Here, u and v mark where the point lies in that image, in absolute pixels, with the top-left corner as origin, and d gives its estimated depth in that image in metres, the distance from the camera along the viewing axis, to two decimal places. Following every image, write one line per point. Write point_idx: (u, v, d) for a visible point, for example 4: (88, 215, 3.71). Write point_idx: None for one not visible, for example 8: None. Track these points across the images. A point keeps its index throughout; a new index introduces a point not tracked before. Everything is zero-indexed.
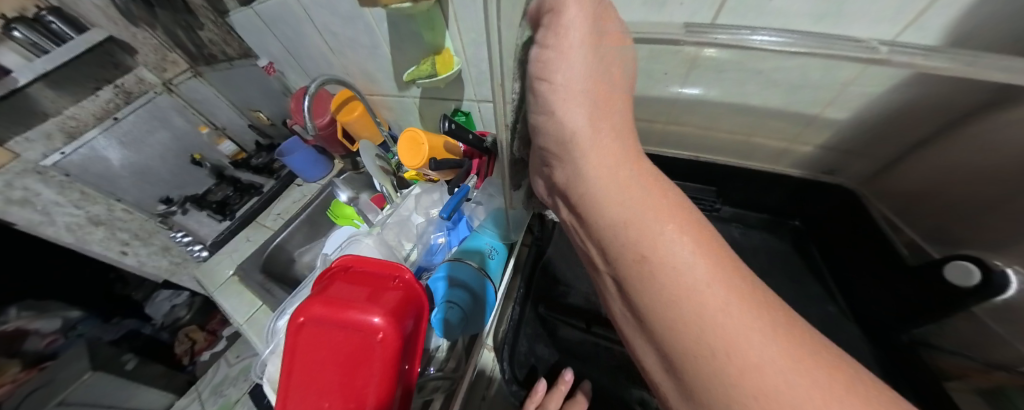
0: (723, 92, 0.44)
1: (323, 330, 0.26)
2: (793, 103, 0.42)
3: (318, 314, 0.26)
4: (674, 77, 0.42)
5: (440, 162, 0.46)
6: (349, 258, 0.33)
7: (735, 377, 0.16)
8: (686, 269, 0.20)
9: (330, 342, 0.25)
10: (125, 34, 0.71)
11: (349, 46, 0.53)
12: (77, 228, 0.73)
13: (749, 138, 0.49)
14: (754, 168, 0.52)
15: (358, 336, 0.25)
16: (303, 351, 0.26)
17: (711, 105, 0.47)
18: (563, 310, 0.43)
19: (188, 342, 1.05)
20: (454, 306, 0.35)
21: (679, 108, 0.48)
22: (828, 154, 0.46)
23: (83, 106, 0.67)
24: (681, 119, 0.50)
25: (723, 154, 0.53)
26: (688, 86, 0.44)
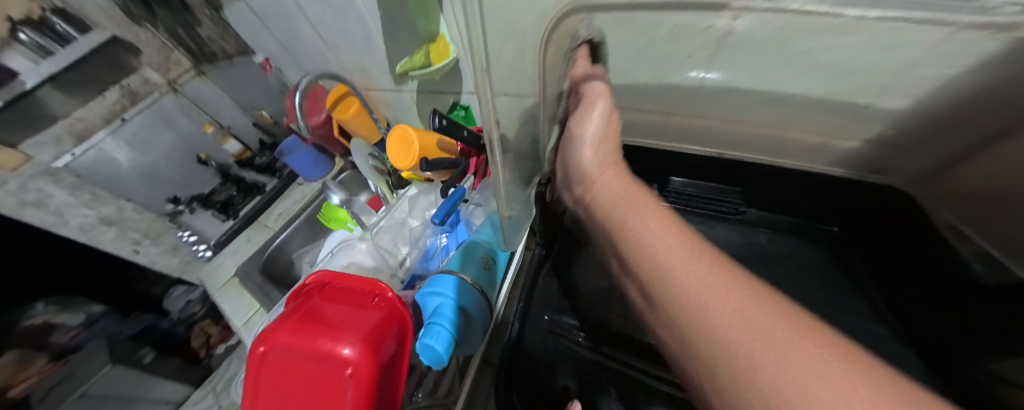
0: (752, 79, 0.38)
1: (290, 360, 0.24)
2: (839, 89, 0.35)
3: (284, 342, 0.24)
4: (699, 60, 0.37)
5: (433, 162, 0.43)
6: (328, 274, 0.31)
7: (714, 332, 0.18)
8: (678, 264, 0.23)
9: (297, 375, 0.23)
10: (128, 34, 0.70)
11: (342, 39, 0.50)
12: (91, 229, 0.72)
13: (783, 131, 0.43)
14: (784, 166, 0.45)
15: (328, 369, 0.23)
16: (268, 384, 0.24)
17: (741, 93, 0.41)
18: (563, 324, 0.41)
19: (203, 335, 0.94)
20: (439, 326, 0.30)
21: (702, 96, 0.43)
22: (875, 150, 0.40)
23: (90, 109, 0.67)
24: (702, 110, 0.44)
25: (753, 150, 0.46)
26: (715, 71, 0.38)
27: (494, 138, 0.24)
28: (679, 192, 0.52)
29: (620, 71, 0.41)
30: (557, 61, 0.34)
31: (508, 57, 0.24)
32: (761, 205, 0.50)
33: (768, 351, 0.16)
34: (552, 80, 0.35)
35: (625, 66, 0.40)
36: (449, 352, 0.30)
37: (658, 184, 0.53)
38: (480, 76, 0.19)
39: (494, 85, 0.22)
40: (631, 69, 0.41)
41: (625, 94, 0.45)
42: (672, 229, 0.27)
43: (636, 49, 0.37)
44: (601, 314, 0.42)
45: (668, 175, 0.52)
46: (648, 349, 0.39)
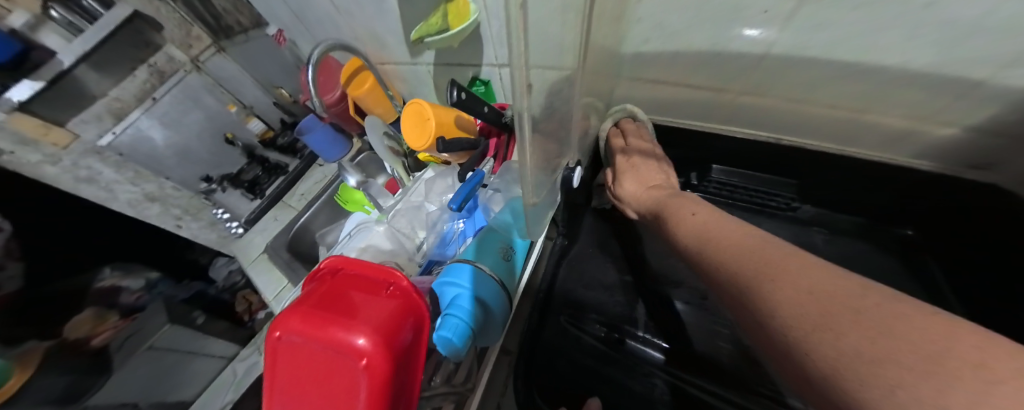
0: (832, 43, 0.29)
1: (303, 346, 0.23)
2: (947, 65, 0.26)
3: (295, 330, 0.23)
4: (777, 17, 0.28)
5: (450, 143, 0.40)
6: (340, 258, 0.30)
7: (833, 371, 0.15)
8: (766, 272, 0.21)
9: (312, 362, 0.23)
10: (149, 8, 0.68)
11: (353, 2, 0.45)
12: (137, 204, 0.76)
13: (861, 114, 0.34)
14: (852, 156, 0.38)
15: (343, 357, 0.22)
16: (285, 368, 0.23)
17: (825, 65, 0.31)
18: (583, 315, 0.40)
19: (245, 303, 1.04)
20: (454, 318, 0.29)
21: (767, 73, 0.34)
22: (985, 140, 0.30)
23: (124, 88, 0.68)
24: (763, 88, 0.36)
25: (818, 137, 0.39)
26: (794, 38, 0.30)
27: (524, 113, 0.20)
28: (720, 187, 0.49)
29: (668, 31, 0.33)
30: (602, 23, 0.29)
31: (547, 16, 0.19)
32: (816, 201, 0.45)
33: (889, 368, 0.13)
34: (595, 45, 0.30)
35: (677, 28, 0.33)
36: (469, 342, 0.29)
37: (696, 172, 0.50)
38: (515, 43, 0.15)
39: (529, 52, 0.18)
40: (681, 29, 0.33)
41: (671, 63, 0.38)
42: (754, 241, 0.25)
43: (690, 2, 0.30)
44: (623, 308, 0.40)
45: (709, 162, 0.48)
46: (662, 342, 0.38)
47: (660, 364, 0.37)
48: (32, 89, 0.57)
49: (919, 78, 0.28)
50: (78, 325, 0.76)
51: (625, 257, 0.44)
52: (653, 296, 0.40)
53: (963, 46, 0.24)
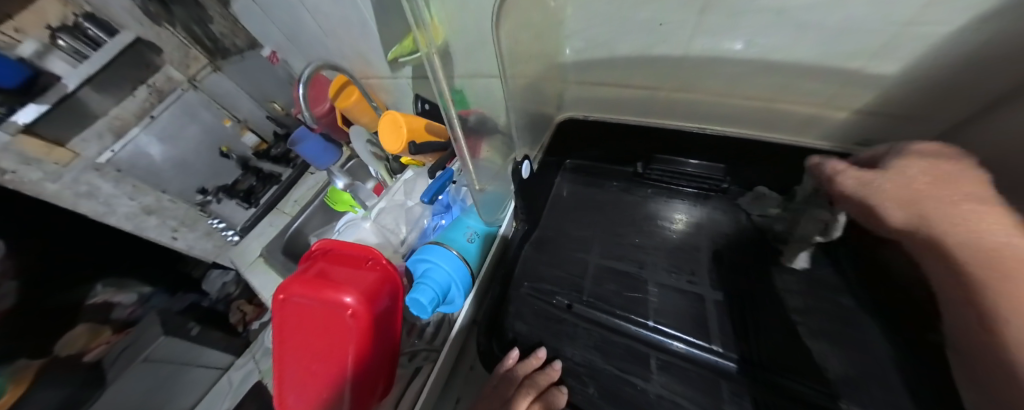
0: (734, 42, 0.30)
1: (306, 307, 0.30)
2: (840, 64, 0.27)
3: (296, 295, 0.30)
4: (678, 28, 0.30)
5: (422, 145, 0.45)
6: (330, 240, 0.35)
7: None
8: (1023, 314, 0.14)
9: (313, 317, 0.30)
10: (150, 34, 0.75)
11: (339, 25, 0.52)
12: (134, 217, 0.79)
13: (772, 103, 0.34)
14: (769, 141, 0.37)
15: (337, 313, 0.29)
16: (291, 323, 0.30)
17: (736, 59, 0.31)
18: (543, 288, 0.39)
19: (240, 312, 1.03)
20: (424, 286, 0.35)
21: (688, 69, 0.35)
22: (875, 123, 0.31)
23: (125, 107, 0.74)
24: (692, 84, 0.36)
25: (742, 124, 0.39)
26: (700, 40, 0.31)
27: (454, 118, 0.30)
28: (663, 169, 0.44)
29: (595, 43, 0.36)
30: (521, 34, 0.33)
31: (452, 20, 0.26)
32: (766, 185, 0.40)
33: None
34: (526, 57, 0.36)
35: (604, 40, 0.35)
36: (434, 306, 0.34)
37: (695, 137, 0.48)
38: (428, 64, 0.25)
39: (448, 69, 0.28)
40: (607, 39, 0.35)
41: (605, 68, 0.39)
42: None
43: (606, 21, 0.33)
44: (577, 279, 0.39)
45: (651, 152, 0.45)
46: (626, 312, 0.35)
47: (662, 346, 0.33)
48: (38, 111, 0.62)
49: (812, 70, 0.29)
50: (74, 340, 0.82)
51: (579, 238, 0.43)
52: (604, 268, 0.40)
53: (840, 37, 0.25)
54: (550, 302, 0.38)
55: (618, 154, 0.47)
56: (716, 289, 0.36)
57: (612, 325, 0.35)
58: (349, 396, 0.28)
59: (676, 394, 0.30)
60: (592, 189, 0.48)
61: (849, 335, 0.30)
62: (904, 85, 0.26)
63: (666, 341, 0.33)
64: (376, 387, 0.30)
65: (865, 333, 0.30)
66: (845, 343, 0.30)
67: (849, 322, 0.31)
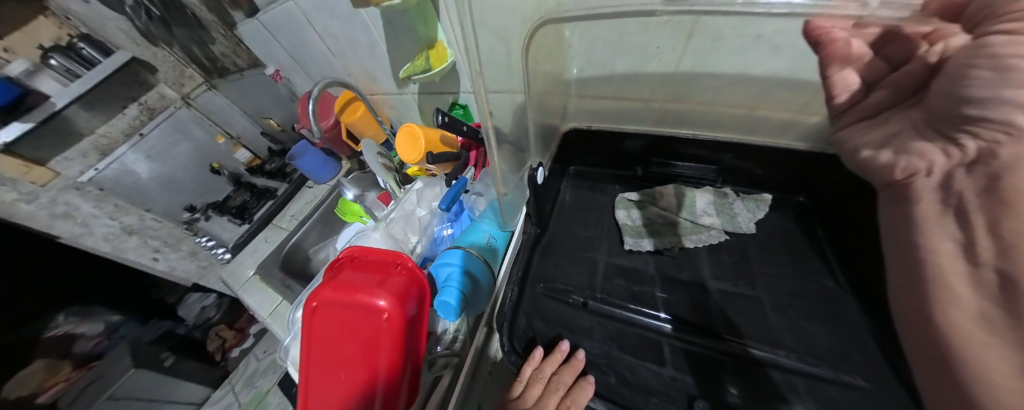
0: (716, 62, 0.35)
1: (336, 311, 0.30)
2: (802, 85, 0.33)
3: (328, 299, 0.30)
4: (670, 53, 0.36)
5: (437, 155, 0.48)
6: (356, 248, 0.36)
7: None
8: None
9: (344, 321, 0.30)
10: (146, 53, 0.75)
11: (349, 47, 0.55)
12: (114, 238, 0.74)
13: (753, 111, 0.39)
14: (756, 144, 0.41)
15: (370, 315, 0.29)
16: (320, 329, 0.30)
17: (721, 75, 0.36)
18: (557, 287, 0.40)
19: (219, 339, 1.01)
20: (450, 287, 0.36)
21: (680, 83, 0.39)
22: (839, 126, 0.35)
23: (113, 125, 0.72)
24: (683, 96, 0.41)
25: (730, 130, 0.42)
26: (688, 62, 0.36)
27: (489, 128, 0.32)
28: (661, 172, 0.48)
29: (597, 63, 0.41)
30: (539, 55, 0.37)
31: (490, 43, 0.28)
32: (762, 186, 0.45)
33: None
34: (540, 74, 0.39)
35: (606, 59, 0.39)
36: (461, 307, 0.35)
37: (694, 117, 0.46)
38: (473, 76, 0.27)
39: (486, 86, 0.29)
40: (608, 59, 0.39)
41: (606, 84, 0.43)
42: None
43: (613, 45, 0.37)
44: (590, 277, 0.41)
45: (649, 157, 0.49)
46: (637, 305, 0.37)
47: (670, 332, 0.35)
48: (21, 129, 0.60)
49: (786, 82, 0.34)
50: (27, 380, 0.73)
51: (586, 239, 0.45)
52: (612, 266, 0.42)
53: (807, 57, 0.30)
54: (565, 300, 0.39)
55: (619, 159, 0.51)
56: (716, 279, 0.39)
57: (626, 318, 0.36)
58: (381, 400, 0.28)
59: (685, 373, 0.32)
60: (595, 193, 0.51)
61: (837, 315, 0.35)
62: None
63: (670, 326, 0.35)
64: (405, 395, 0.29)
65: (849, 310, 0.35)
66: (837, 321, 0.34)
67: (838, 304, 0.36)
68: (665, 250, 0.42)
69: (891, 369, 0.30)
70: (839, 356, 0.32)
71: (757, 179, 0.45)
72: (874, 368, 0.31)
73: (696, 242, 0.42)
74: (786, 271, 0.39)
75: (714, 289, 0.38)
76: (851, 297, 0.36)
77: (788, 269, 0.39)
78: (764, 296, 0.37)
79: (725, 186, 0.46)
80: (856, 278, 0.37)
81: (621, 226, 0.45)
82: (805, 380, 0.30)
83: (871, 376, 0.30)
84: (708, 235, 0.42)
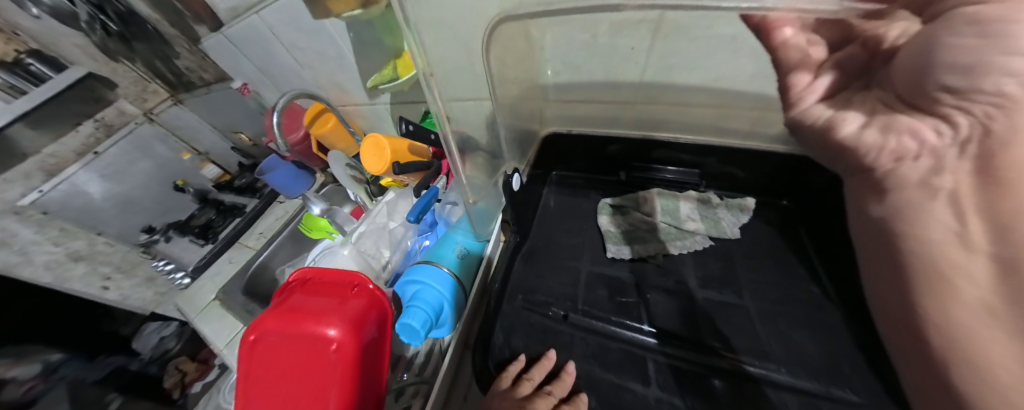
0: (684, 62, 0.34)
1: (278, 344, 0.27)
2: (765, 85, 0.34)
3: (271, 329, 0.27)
4: (642, 55, 0.35)
5: (405, 164, 0.45)
6: (310, 269, 0.33)
7: None
8: None
9: (288, 354, 0.27)
10: (105, 69, 0.72)
11: (317, 59, 0.54)
12: (56, 267, 0.65)
13: (726, 112, 0.39)
14: (734, 145, 0.41)
15: (317, 346, 0.26)
16: (260, 365, 0.27)
17: (693, 78, 0.36)
18: (537, 299, 0.37)
19: (178, 373, 0.83)
20: (416, 307, 0.32)
21: (654, 87, 0.39)
22: None
23: (64, 144, 0.67)
24: (658, 98, 0.40)
25: (707, 132, 0.42)
26: (658, 64, 0.36)
27: (449, 135, 0.30)
28: (643, 176, 0.48)
29: (574, 67, 0.40)
30: (506, 59, 0.36)
31: (445, 43, 0.27)
32: (741, 189, 0.45)
33: None
34: (510, 80, 0.38)
35: (579, 62, 0.39)
36: (427, 330, 0.32)
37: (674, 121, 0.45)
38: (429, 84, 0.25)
39: (445, 90, 0.28)
40: (583, 63, 0.39)
41: (583, 90, 0.43)
42: None
43: (587, 47, 0.37)
44: (571, 287, 0.38)
45: (632, 161, 0.48)
46: (620, 316, 0.35)
47: (654, 347, 0.33)
48: None
49: (760, 81, 0.33)
50: None
51: (570, 247, 0.43)
52: (595, 275, 0.40)
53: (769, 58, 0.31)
54: (546, 312, 0.36)
55: (601, 165, 0.50)
56: (702, 288, 0.37)
57: (609, 331, 0.34)
58: None
59: (670, 392, 0.29)
60: (579, 199, 0.49)
61: (820, 321, 0.34)
62: None
63: (657, 341, 0.33)
64: None
65: (836, 318, 0.34)
66: (820, 329, 0.33)
67: (823, 311, 0.35)
68: (649, 257, 0.40)
69: (881, 382, 0.29)
70: (829, 369, 0.30)
71: (739, 182, 0.45)
72: (863, 377, 0.30)
73: (680, 248, 0.41)
74: (769, 277, 0.38)
75: (698, 298, 0.36)
76: (836, 307, 0.35)
77: (774, 275, 0.38)
78: (750, 304, 0.36)
79: (708, 190, 0.46)
80: (840, 284, 0.36)
81: (604, 232, 0.43)
82: (797, 396, 0.29)
83: (863, 389, 0.29)
84: (692, 241, 0.41)
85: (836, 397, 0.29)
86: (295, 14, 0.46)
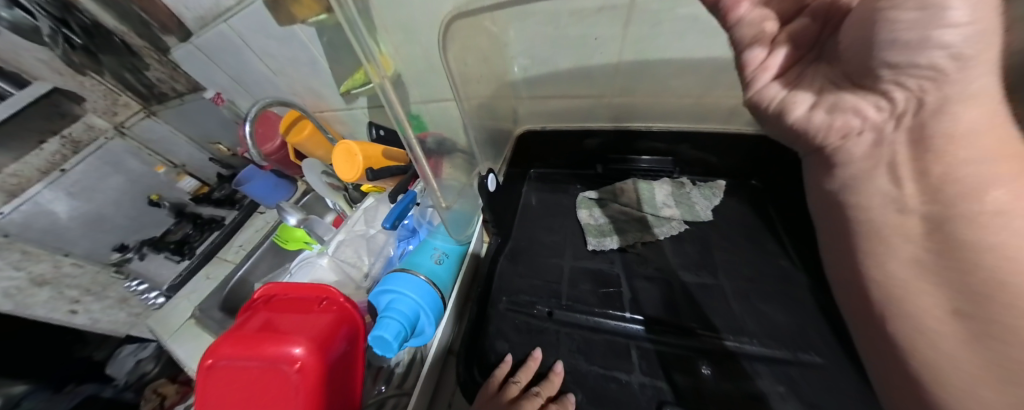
0: (652, 48, 0.35)
1: (236, 370, 0.25)
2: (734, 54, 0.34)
3: (229, 354, 0.25)
4: (610, 42, 0.35)
5: (379, 171, 0.44)
6: (278, 286, 0.32)
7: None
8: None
9: (247, 381, 0.25)
10: (71, 84, 0.66)
11: (289, 64, 0.52)
12: (18, 293, 0.60)
13: (702, 98, 0.39)
14: (709, 130, 0.42)
15: (278, 368, 0.25)
16: (215, 395, 0.25)
17: (664, 62, 0.36)
18: (521, 299, 0.36)
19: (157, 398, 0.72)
20: (392, 320, 0.30)
21: (627, 77, 0.39)
22: None
23: (27, 162, 0.62)
24: (632, 89, 0.41)
25: (682, 119, 0.43)
26: (630, 50, 0.36)
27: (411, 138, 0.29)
28: (620, 168, 0.48)
29: (541, 61, 0.40)
30: (467, 59, 0.36)
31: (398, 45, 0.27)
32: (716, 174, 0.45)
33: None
34: (478, 78, 0.38)
35: (546, 56, 0.39)
36: (401, 341, 0.30)
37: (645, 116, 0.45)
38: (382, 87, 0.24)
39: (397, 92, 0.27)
40: (549, 56, 0.39)
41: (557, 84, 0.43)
42: None
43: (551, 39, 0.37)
44: (554, 284, 0.37)
45: (609, 154, 0.48)
46: (604, 308, 0.34)
47: (641, 334, 0.32)
48: None
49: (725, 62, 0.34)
50: None
51: (551, 244, 0.43)
52: (579, 270, 0.39)
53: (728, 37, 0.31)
54: (532, 310, 0.35)
55: (578, 160, 0.50)
56: (682, 270, 0.37)
57: (592, 323, 0.33)
58: None
59: (656, 377, 0.29)
60: (558, 195, 0.49)
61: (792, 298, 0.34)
62: None
63: (643, 327, 0.32)
64: None
65: (802, 291, 0.34)
66: (791, 302, 0.34)
67: (792, 284, 0.35)
68: (629, 247, 0.40)
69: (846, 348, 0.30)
70: (797, 338, 0.31)
71: (712, 167, 0.45)
72: (830, 344, 0.30)
73: (659, 234, 0.40)
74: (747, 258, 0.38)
75: (682, 283, 0.36)
76: (804, 278, 0.35)
77: (747, 255, 0.38)
78: (726, 283, 0.35)
79: (682, 176, 0.46)
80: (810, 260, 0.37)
81: (585, 226, 0.43)
82: (773, 365, 0.29)
83: (826, 352, 0.30)
84: (669, 226, 0.41)
85: (802, 360, 0.29)
86: (261, 22, 0.45)
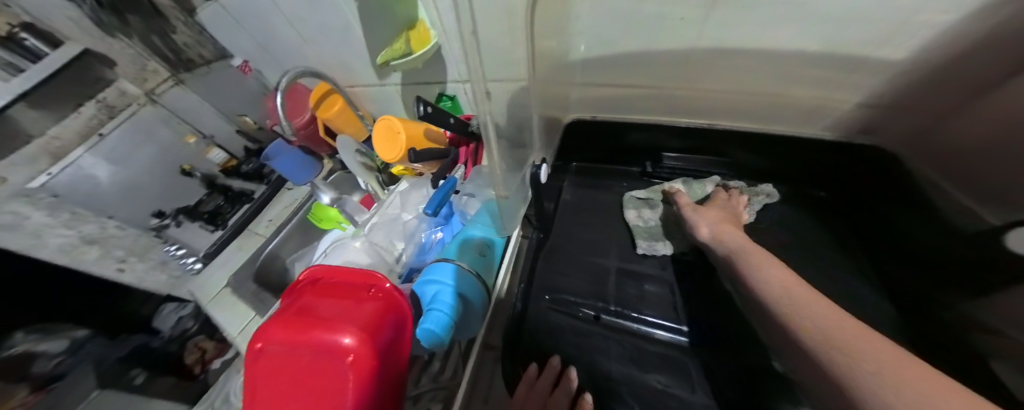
0: (743, 34, 0.31)
1: (285, 355, 0.24)
2: (841, 42, 0.29)
3: (278, 339, 0.25)
4: (695, 23, 0.31)
5: (420, 153, 0.41)
6: (321, 269, 0.32)
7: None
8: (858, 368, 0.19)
9: (295, 367, 0.24)
10: (101, 46, 0.62)
11: (320, 32, 0.49)
12: (72, 250, 0.60)
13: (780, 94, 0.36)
14: (778, 132, 0.40)
15: (327, 356, 0.24)
16: (263, 381, 0.24)
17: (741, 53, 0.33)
18: (564, 299, 0.35)
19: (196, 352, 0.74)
20: (437, 311, 0.30)
21: (698, 66, 0.36)
22: (869, 112, 0.34)
23: (66, 125, 0.58)
24: (693, 82, 0.38)
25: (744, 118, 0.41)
26: (710, 37, 0.32)
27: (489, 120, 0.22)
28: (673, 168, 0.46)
29: (609, 40, 0.36)
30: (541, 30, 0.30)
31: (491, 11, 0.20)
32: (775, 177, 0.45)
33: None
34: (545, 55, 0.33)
35: (614, 36, 0.35)
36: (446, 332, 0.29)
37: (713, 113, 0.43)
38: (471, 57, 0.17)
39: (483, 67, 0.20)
40: (621, 35, 0.35)
41: (615, 68, 0.40)
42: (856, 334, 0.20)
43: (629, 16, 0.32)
44: (599, 286, 0.36)
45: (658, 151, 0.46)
46: (654, 317, 0.33)
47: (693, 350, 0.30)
48: None
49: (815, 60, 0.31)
50: None
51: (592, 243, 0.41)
52: (624, 273, 0.37)
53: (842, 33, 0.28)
54: (575, 313, 0.34)
55: (622, 156, 0.48)
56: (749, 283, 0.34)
57: (643, 332, 0.32)
58: None
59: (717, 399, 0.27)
60: (597, 191, 0.47)
61: None
62: (905, 72, 0.29)
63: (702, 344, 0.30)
64: None
65: None
66: None
67: None
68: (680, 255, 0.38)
69: None
70: None
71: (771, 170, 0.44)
72: None
73: None
74: None
75: None
76: None
77: None
78: None
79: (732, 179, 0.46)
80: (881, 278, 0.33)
81: (632, 228, 0.40)
82: None
83: None
84: None
85: None
86: None
